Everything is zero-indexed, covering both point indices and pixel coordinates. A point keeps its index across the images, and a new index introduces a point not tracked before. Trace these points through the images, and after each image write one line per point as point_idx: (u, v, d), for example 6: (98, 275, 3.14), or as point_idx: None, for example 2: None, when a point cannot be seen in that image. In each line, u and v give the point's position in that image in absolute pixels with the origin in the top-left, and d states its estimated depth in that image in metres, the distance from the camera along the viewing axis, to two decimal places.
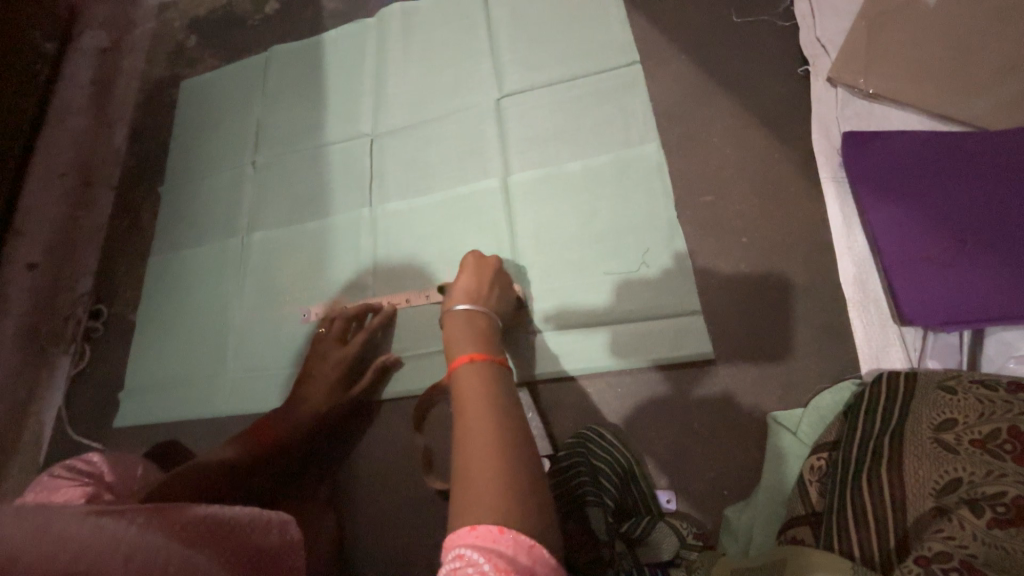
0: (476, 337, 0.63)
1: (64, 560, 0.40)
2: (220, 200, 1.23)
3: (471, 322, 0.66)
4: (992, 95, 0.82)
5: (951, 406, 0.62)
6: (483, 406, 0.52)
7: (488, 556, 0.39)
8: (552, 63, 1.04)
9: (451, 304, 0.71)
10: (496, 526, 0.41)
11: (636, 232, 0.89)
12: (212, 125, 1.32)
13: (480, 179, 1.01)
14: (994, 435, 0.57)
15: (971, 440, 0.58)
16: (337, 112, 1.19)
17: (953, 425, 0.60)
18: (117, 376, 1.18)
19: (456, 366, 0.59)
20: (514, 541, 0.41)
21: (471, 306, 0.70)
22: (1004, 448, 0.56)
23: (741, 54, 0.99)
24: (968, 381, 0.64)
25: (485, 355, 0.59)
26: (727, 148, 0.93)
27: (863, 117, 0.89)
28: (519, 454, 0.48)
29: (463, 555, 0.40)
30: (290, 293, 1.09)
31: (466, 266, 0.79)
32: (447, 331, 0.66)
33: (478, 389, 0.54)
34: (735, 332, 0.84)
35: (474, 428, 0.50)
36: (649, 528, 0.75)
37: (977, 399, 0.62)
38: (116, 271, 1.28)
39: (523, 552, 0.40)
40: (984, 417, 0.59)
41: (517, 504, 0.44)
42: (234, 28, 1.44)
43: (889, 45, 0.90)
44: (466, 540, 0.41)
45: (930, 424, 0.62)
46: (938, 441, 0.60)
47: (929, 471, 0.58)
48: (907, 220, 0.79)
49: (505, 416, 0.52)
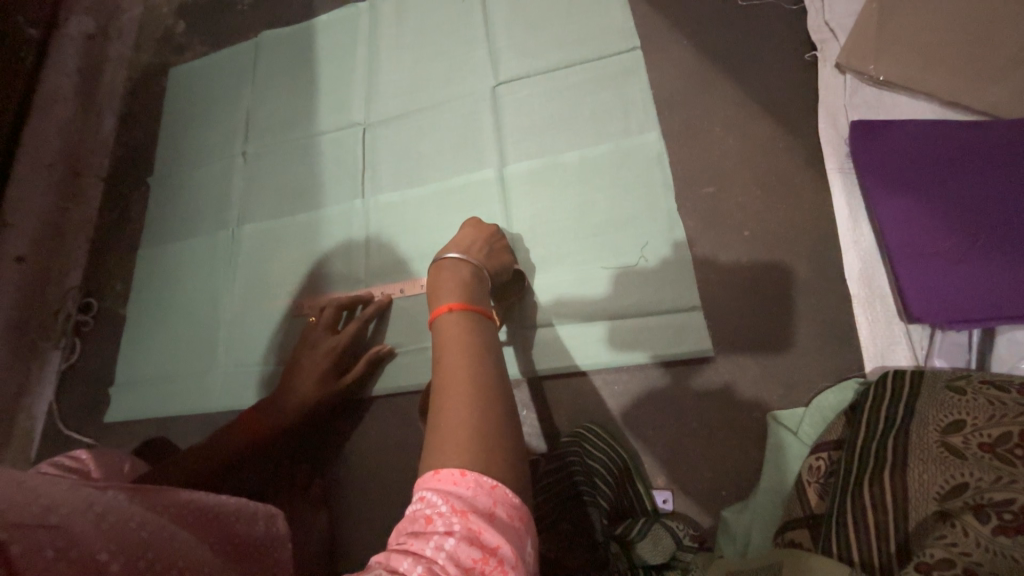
0: (459, 286, 0.63)
1: (36, 508, 0.34)
2: (210, 191, 1.20)
3: (455, 272, 0.66)
4: (1008, 82, 0.78)
5: (961, 406, 0.60)
6: (460, 354, 0.53)
7: (446, 498, 0.41)
8: (549, 50, 1.01)
9: (442, 254, 0.70)
10: (458, 469, 0.43)
11: (634, 225, 0.86)
12: (201, 115, 1.28)
13: (475, 170, 0.98)
14: (1005, 439, 0.54)
15: (980, 443, 0.55)
16: (328, 101, 1.16)
17: (962, 426, 0.58)
18: (109, 370, 1.16)
19: (437, 316, 0.59)
20: (474, 483, 0.42)
21: (462, 256, 0.70)
22: (1014, 453, 0.52)
23: (745, 40, 0.95)
24: (977, 381, 0.63)
25: (465, 304, 0.60)
26: (729, 137, 0.90)
27: (872, 106, 0.85)
28: (492, 399, 0.49)
29: (424, 498, 0.42)
30: (280, 285, 1.07)
31: (464, 230, 0.79)
32: (431, 281, 0.66)
33: (458, 336, 0.56)
34: (736, 328, 0.82)
35: (448, 370, 0.52)
36: (643, 530, 0.73)
37: (991, 401, 0.59)
38: (107, 264, 1.27)
39: (483, 493, 0.41)
40: (996, 420, 0.57)
41: (485, 452, 0.45)
42: (222, 14, 1.40)
43: (901, 30, 0.86)
44: (429, 483, 0.43)
45: (938, 426, 0.59)
46: (946, 445, 0.57)
47: (935, 476, 0.55)
48: (917, 212, 0.76)
49: (481, 362, 0.53)
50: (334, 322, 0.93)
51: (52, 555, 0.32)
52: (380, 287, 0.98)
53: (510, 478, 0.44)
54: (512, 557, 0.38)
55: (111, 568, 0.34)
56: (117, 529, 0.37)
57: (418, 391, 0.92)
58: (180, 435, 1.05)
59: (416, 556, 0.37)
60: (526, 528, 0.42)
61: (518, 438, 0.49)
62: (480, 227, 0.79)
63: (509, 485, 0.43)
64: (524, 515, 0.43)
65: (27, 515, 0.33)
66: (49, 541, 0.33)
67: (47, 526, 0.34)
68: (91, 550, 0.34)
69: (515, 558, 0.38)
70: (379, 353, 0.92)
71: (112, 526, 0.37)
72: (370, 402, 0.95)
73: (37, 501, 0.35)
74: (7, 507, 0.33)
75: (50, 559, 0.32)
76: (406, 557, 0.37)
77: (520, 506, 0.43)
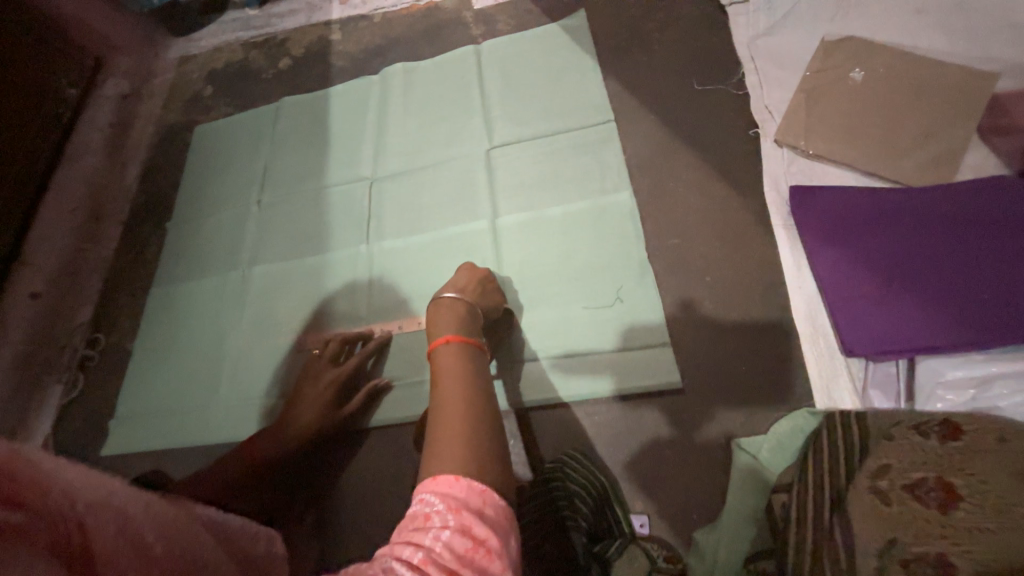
0: (455, 321, 0.73)
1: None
2: (225, 234, 1.30)
3: (451, 309, 0.75)
4: (915, 157, 0.94)
5: (888, 451, 0.67)
6: (456, 380, 0.62)
7: (442, 498, 0.48)
8: (537, 121, 1.17)
9: (440, 294, 0.80)
10: (453, 476, 0.50)
11: (609, 270, 0.98)
12: (222, 167, 1.41)
13: (470, 220, 1.10)
14: (922, 483, 0.61)
15: (902, 485, 0.62)
16: (339, 158, 1.30)
17: (888, 470, 0.65)
18: (108, 403, 1.20)
19: (436, 347, 0.69)
20: (467, 487, 0.50)
21: (457, 295, 0.80)
22: (929, 496, 0.59)
23: (702, 117, 1.11)
24: (904, 427, 0.69)
25: (460, 337, 0.69)
26: (692, 197, 1.04)
27: (807, 173, 0.99)
28: (480, 418, 0.58)
29: (424, 500, 0.49)
30: (286, 322, 1.15)
31: (459, 273, 0.89)
32: (431, 316, 0.75)
33: (453, 364, 0.65)
34: (702, 364, 0.91)
35: (446, 395, 0.60)
36: (620, 548, 0.79)
37: (912, 446, 0.66)
38: (116, 302, 1.33)
39: (474, 495, 0.49)
40: (917, 464, 0.63)
41: (479, 468, 0.52)
42: (247, 81, 1.57)
43: (826, 113, 1.02)
44: (428, 487, 0.50)
45: (868, 472, 0.67)
46: (876, 490, 0.64)
47: (871, 525, 0.61)
48: (847, 261, 0.88)
49: (472, 387, 0.62)
50: (337, 357, 1.01)
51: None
52: (379, 324, 1.06)
53: (495, 484, 0.52)
54: (498, 547, 0.46)
55: None
56: None
57: (411, 421, 0.98)
58: (175, 467, 1.08)
59: (417, 544, 0.44)
60: (510, 528, 0.49)
61: (503, 453, 0.57)
62: (474, 270, 0.90)
63: (496, 490, 0.51)
64: (509, 516, 0.50)
65: None
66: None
67: None
68: None
69: (501, 549, 0.46)
70: (380, 386, 1.00)
71: (160, 516, 0.44)
72: (366, 433, 1.00)
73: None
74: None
75: None
76: (407, 546, 0.44)
77: (505, 507, 0.51)
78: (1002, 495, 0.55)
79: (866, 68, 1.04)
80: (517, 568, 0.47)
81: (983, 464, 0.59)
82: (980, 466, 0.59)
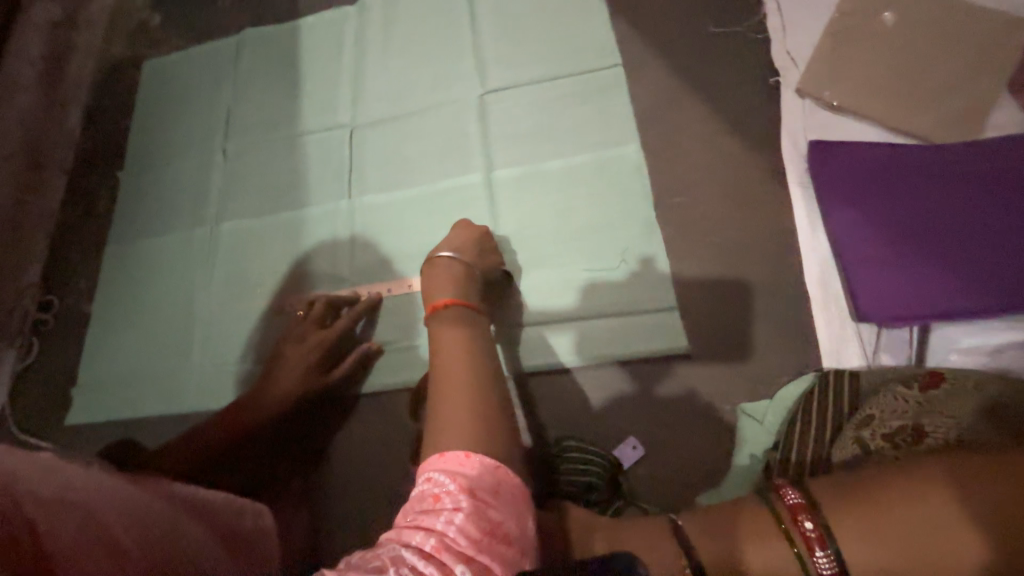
0: (454, 283, 0.66)
1: (57, 490, 0.40)
2: (187, 187, 1.17)
3: (449, 270, 0.69)
4: (939, 112, 0.89)
5: (874, 403, 0.72)
6: (458, 347, 0.57)
7: (453, 478, 0.43)
8: (535, 63, 1.05)
9: (434, 253, 0.73)
10: (463, 452, 0.46)
11: (615, 230, 0.92)
12: (179, 109, 1.25)
13: (463, 174, 1.01)
14: (902, 429, 0.67)
15: (882, 432, 0.67)
16: (313, 101, 1.16)
17: (872, 421, 0.70)
18: (69, 371, 1.11)
19: (434, 310, 0.62)
20: (479, 464, 0.45)
21: (454, 255, 0.72)
22: (906, 440, 0.66)
23: (716, 63, 1.03)
24: (892, 381, 0.73)
25: (460, 300, 0.63)
26: (703, 151, 0.97)
27: (827, 127, 0.93)
28: (488, 386, 0.53)
29: (432, 478, 0.44)
30: (262, 284, 1.05)
31: (456, 230, 0.82)
32: (426, 277, 0.69)
33: (454, 329, 0.59)
34: (709, 329, 0.88)
35: (447, 362, 0.55)
36: (618, 510, 0.77)
37: (895, 397, 0.71)
38: (70, 261, 1.20)
39: (487, 473, 0.44)
40: (898, 414, 0.69)
41: (487, 439, 0.48)
42: (203, 8, 1.37)
43: (851, 62, 0.95)
44: (436, 465, 0.45)
45: (853, 423, 0.71)
46: (857, 437, 0.69)
47: (843, 451, 0.69)
48: (865, 222, 0.84)
49: (476, 353, 0.56)
50: (321, 321, 0.94)
51: (71, 538, 0.36)
52: (366, 286, 0.99)
53: (511, 462, 0.48)
54: (514, 530, 0.42)
55: (121, 553, 0.38)
56: (125, 520, 0.41)
57: (405, 389, 0.93)
58: (150, 437, 1.01)
59: (428, 530, 0.40)
60: (526, 506, 0.46)
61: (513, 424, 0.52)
62: (471, 227, 0.82)
63: (509, 466, 0.47)
64: (524, 493, 0.47)
65: (48, 501, 0.38)
66: (69, 525, 0.37)
67: (65, 512, 0.38)
68: (102, 536, 0.38)
69: (517, 532, 0.42)
70: (369, 351, 0.93)
71: (121, 519, 0.41)
72: (358, 400, 0.95)
73: (62, 486, 0.40)
74: (37, 488, 0.38)
75: (69, 542, 0.36)
76: (417, 531, 0.40)
77: (520, 483, 0.47)
78: (967, 431, 0.63)
79: (897, 11, 0.96)
80: (533, 549, 0.44)
81: (957, 409, 0.66)
82: (952, 410, 0.66)
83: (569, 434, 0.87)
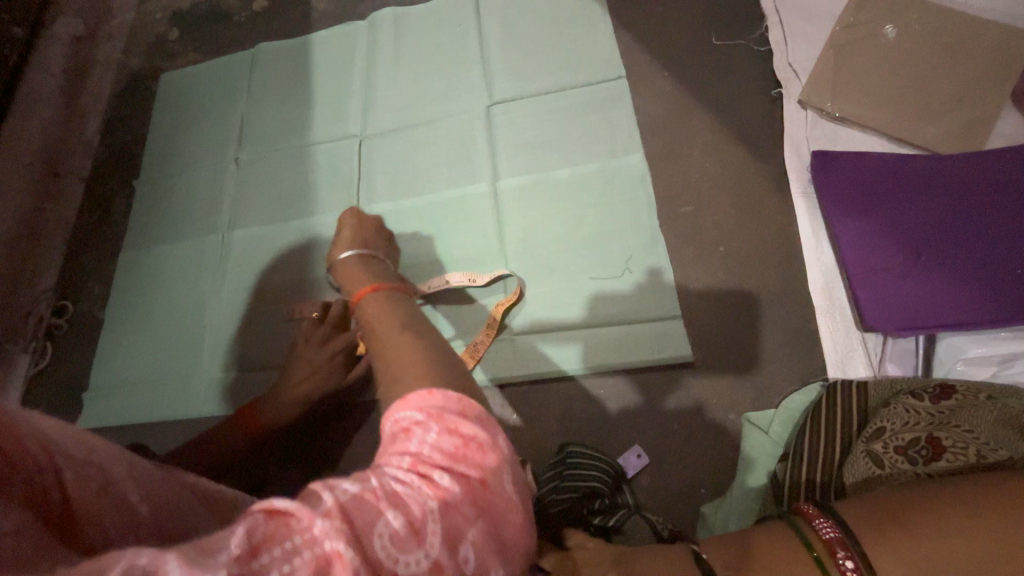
0: (368, 278, 0.69)
1: (83, 448, 0.37)
2: (200, 195, 1.20)
3: (359, 268, 0.72)
4: (944, 122, 0.89)
5: (883, 415, 0.70)
6: (390, 321, 0.56)
7: (417, 409, 0.41)
8: (540, 75, 1.07)
9: (338, 257, 0.77)
10: (425, 390, 0.43)
11: (619, 237, 0.93)
12: (194, 120, 1.29)
13: (471, 184, 1.03)
14: (915, 442, 0.65)
15: (894, 446, 0.66)
16: (324, 113, 1.19)
17: (882, 433, 0.68)
18: (82, 376, 1.13)
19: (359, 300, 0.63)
20: (443, 396, 0.42)
21: (359, 252, 0.76)
22: (919, 454, 0.64)
23: (719, 75, 1.04)
24: (900, 393, 0.71)
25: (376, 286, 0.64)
26: (707, 161, 0.98)
27: (830, 137, 0.94)
28: (428, 342, 0.52)
29: (395, 417, 0.42)
30: (272, 291, 1.07)
31: (356, 224, 0.85)
32: (344, 281, 0.72)
33: (380, 307, 0.59)
34: (714, 338, 0.88)
35: (382, 336, 0.54)
36: (623, 519, 0.76)
37: (905, 408, 0.69)
38: (84, 267, 1.22)
39: (452, 402, 0.42)
40: (909, 426, 0.67)
41: (444, 380, 0.45)
42: (218, 24, 1.41)
43: (854, 73, 0.96)
44: (396, 407, 0.42)
45: (864, 436, 0.70)
46: (868, 451, 0.67)
47: (855, 468, 0.67)
48: (869, 232, 0.85)
49: (410, 321, 0.56)
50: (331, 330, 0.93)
51: (98, 490, 0.36)
52: None
53: None
54: (490, 440, 0.41)
55: (142, 509, 0.38)
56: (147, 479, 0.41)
57: None
58: (158, 442, 1.02)
59: (398, 458, 0.38)
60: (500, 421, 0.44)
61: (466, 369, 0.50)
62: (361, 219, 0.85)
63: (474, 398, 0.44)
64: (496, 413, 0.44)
65: (77, 449, 0.37)
66: (95, 477, 0.37)
67: (91, 463, 0.37)
68: (125, 492, 0.38)
69: (493, 440, 0.41)
70: None
71: (145, 475, 0.41)
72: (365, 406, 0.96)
73: (85, 440, 0.38)
74: (62, 438, 0.36)
75: (95, 494, 0.36)
76: (388, 461, 0.38)
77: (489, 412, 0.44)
78: (987, 445, 0.61)
79: (900, 24, 0.97)
80: (513, 459, 0.43)
81: (973, 423, 0.64)
82: (972, 424, 0.64)
83: (573, 440, 0.87)
